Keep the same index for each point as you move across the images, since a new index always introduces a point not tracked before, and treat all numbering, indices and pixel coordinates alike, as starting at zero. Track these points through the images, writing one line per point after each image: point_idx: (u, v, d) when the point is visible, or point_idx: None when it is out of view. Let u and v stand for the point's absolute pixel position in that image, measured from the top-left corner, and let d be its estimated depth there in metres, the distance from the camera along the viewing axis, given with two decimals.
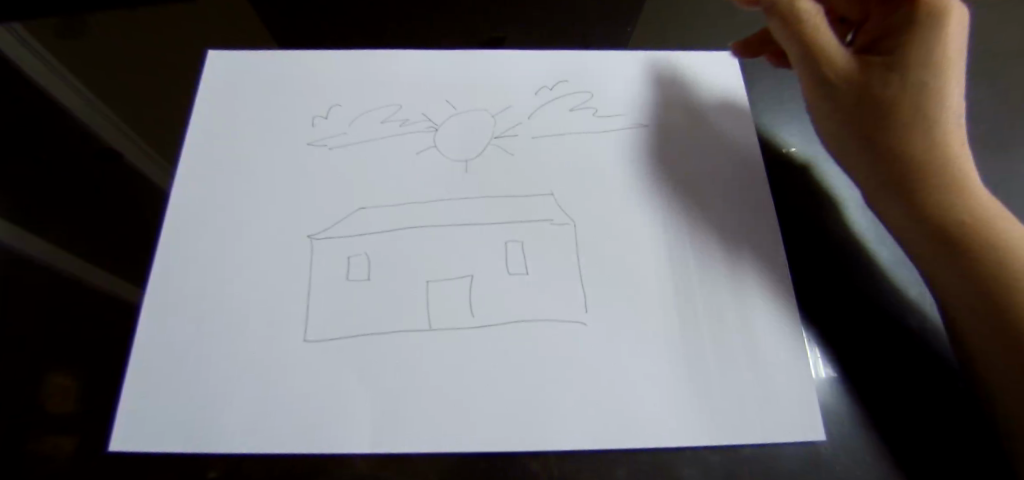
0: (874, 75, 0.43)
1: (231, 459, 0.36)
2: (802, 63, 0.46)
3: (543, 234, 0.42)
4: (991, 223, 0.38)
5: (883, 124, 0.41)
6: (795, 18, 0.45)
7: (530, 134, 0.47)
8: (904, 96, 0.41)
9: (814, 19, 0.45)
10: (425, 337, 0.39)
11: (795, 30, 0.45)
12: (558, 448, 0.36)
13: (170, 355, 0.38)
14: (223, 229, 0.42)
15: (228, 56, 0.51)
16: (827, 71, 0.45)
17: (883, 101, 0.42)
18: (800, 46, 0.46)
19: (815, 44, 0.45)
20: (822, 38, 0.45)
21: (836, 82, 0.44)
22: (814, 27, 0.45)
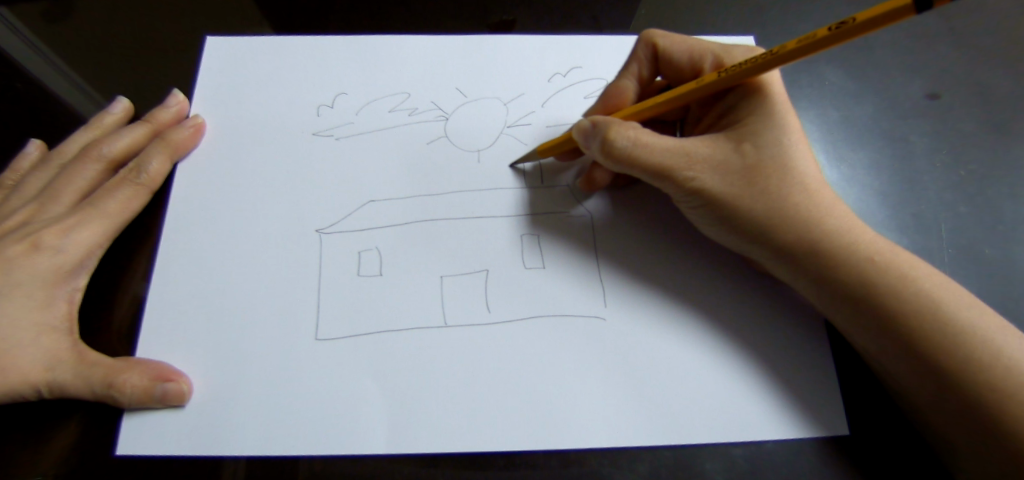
0: (720, 163, 0.37)
1: (240, 465, 0.35)
2: (663, 182, 0.38)
3: (559, 227, 0.41)
4: (896, 271, 0.35)
5: (776, 221, 0.36)
6: (625, 150, 0.37)
7: (543, 123, 0.45)
8: (763, 179, 0.37)
9: (631, 137, 0.37)
10: (441, 334, 0.38)
11: (615, 154, 0.38)
12: (579, 447, 0.35)
13: (178, 355, 0.37)
14: (228, 224, 0.41)
15: (227, 41, 0.48)
16: (699, 167, 0.37)
17: (755, 195, 0.36)
18: (647, 163, 0.37)
19: (638, 161, 0.37)
20: (643, 154, 0.37)
21: (707, 177, 0.37)
22: (631, 151, 0.37)
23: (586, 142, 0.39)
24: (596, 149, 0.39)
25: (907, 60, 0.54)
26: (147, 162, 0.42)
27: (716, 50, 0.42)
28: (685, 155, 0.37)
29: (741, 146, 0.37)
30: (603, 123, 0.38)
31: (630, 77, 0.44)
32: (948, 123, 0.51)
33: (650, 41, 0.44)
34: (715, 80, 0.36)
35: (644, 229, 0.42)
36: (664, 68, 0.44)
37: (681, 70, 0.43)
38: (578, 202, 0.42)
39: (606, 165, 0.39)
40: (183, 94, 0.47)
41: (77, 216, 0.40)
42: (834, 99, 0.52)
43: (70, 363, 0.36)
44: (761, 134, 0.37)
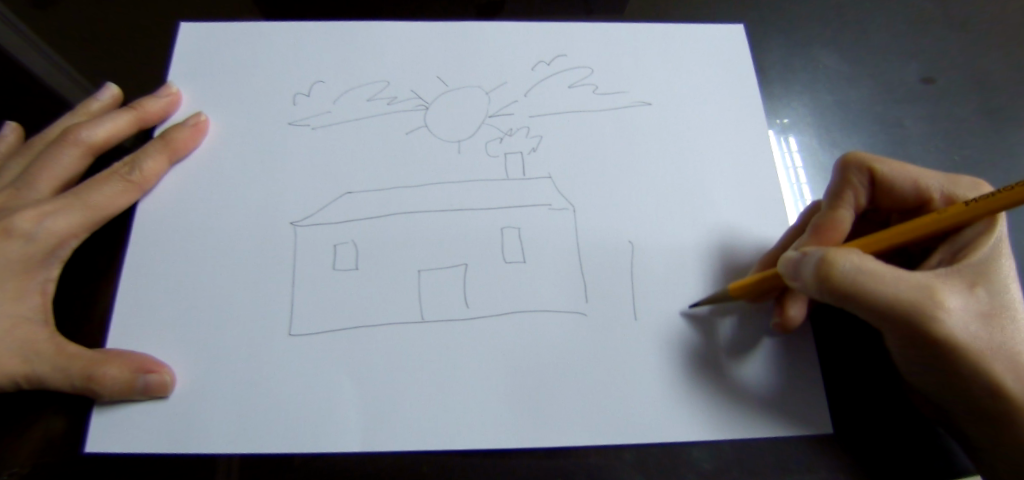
0: (965, 311, 0.31)
1: (233, 462, 0.35)
2: (895, 326, 0.31)
3: (541, 219, 0.40)
4: None
5: (1013, 375, 0.32)
6: (853, 282, 0.30)
7: (526, 113, 0.44)
8: (998, 329, 0.32)
9: (860, 263, 0.31)
10: (418, 329, 0.37)
11: (844, 289, 0.31)
12: (560, 445, 0.34)
13: (155, 346, 0.36)
14: (200, 216, 0.40)
15: (199, 26, 0.47)
16: (950, 313, 0.30)
17: (994, 347, 0.32)
18: (883, 301, 0.30)
19: (871, 297, 0.31)
20: (886, 292, 0.30)
21: (958, 330, 0.31)
22: (859, 283, 0.30)
23: (793, 271, 0.33)
24: (808, 280, 0.32)
25: (900, 43, 0.53)
26: (143, 161, 0.40)
27: (943, 179, 0.37)
28: (933, 292, 0.30)
29: (977, 289, 0.32)
30: (859, 270, 0.30)
31: (846, 206, 0.38)
32: (943, 109, 0.50)
33: (866, 166, 0.37)
34: (960, 212, 0.30)
35: (808, 399, 0.36)
36: (880, 197, 0.38)
37: (903, 201, 0.37)
38: (724, 363, 0.37)
39: (817, 296, 0.32)
40: (178, 86, 0.44)
41: (58, 203, 0.38)
42: (827, 83, 0.51)
43: (49, 354, 0.35)
44: (993, 278, 0.33)
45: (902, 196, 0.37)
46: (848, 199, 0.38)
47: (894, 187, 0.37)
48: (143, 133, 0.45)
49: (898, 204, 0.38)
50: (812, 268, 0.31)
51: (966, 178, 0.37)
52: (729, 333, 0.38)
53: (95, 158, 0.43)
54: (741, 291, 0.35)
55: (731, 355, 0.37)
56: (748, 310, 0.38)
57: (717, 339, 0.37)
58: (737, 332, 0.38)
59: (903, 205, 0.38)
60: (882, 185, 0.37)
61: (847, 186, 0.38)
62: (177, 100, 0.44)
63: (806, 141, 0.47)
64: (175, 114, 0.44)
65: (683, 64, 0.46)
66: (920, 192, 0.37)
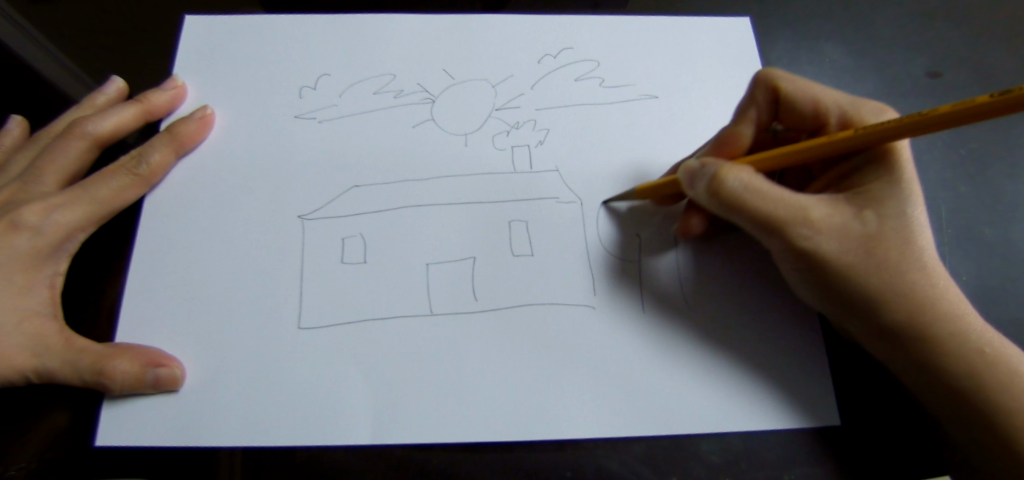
0: (842, 229, 0.33)
1: (236, 454, 0.35)
2: (773, 239, 0.34)
3: (549, 212, 0.40)
4: (940, 311, 0.33)
5: (899, 301, 0.33)
6: (739, 196, 0.33)
7: (533, 106, 0.43)
8: (886, 253, 0.33)
9: (748, 181, 0.33)
10: (428, 323, 0.37)
11: (727, 198, 0.33)
12: (569, 437, 0.35)
13: (164, 341, 0.36)
14: (207, 210, 0.39)
15: (203, 18, 0.46)
16: (820, 229, 0.33)
17: (880, 271, 0.33)
18: (762, 214, 0.33)
19: (752, 213, 0.33)
20: (761, 204, 0.33)
21: (832, 243, 0.33)
22: (743, 197, 0.33)
23: (690, 182, 0.35)
24: (702, 192, 0.35)
25: (907, 37, 0.53)
26: (149, 154, 0.40)
27: (845, 100, 0.37)
28: (806, 213, 0.33)
29: (860, 214, 0.33)
30: (740, 183, 0.33)
31: (749, 123, 0.39)
32: (950, 102, 0.50)
33: (771, 85, 0.38)
34: (845, 138, 0.31)
35: (744, 319, 0.38)
36: (785, 116, 0.39)
37: (803, 121, 0.38)
38: (653, 281, 0.39)
39: (711, 208, 0.35)
40: (182, 80, 0.44)
41: (65, 197, 0.38)
42: (834, 76, 0.51)
43: (59, 348, 0.35)
44: (887, 203, 0.33)
45: (804, 115, 0.38)
46: (752, 114, 0.39)
47: (795, 104, 0.38)
48: (149, 127, 0.44)
49: (801, 124, 0.38)
50: (702, 180, 0.34)
51: (872, 103, 0.36)
52: (669, 270, 0.39)
53: (100, 152, 0.43)
54: (647, 192, 0.38)
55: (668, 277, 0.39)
56: (667, 234, 0.41)
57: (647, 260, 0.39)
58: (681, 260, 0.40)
59: (806, 124, 0.38)
60: (785, 102, 0.38)
61: (752, 103, 0.39)
62: (182, 93, 0.43)
63: None
64: (180, 107, 0.43)
65: (690, 57, 0.46)
66: (821, 113, 0.37)
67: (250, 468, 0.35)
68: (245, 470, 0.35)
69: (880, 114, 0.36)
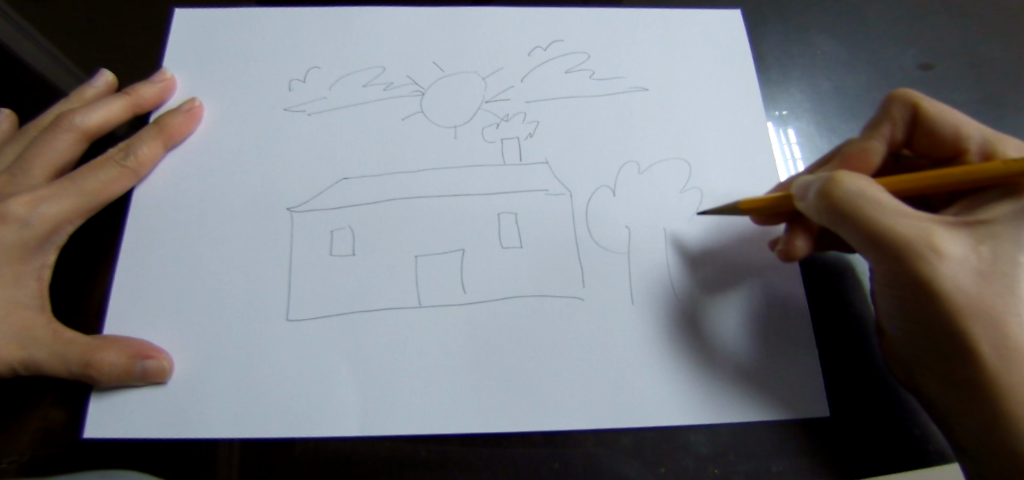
0: (968, 267, 0.30)
1: (233, 448, 0.35)
2: (881, 256, 0.31)
3: (538, 204, 0.40)
4: None
5: (1017, 358, 0.29)
6: (849, 198, 0.31)
7: (523, 98, 0.43)
8: (1012, 302, 0.29)
9: (864, 190, 0.31)
10: (415, 315, 0.37)
11: (840, 203, 0.32)
12: (559, 429, 0.35)
13: (152, 333, 0.36)
14: (196, 202, 0.39)
15: (191, 11, 0.46)
16: (943, 260, 0.29)
17: (999, 319, 0.29)
18: (873, 224, 0.31)
19: (863, 220, 0.31)
20: (874, 214, 0.31)
21: (952, 277, 0.29)
22: (855, 202, 0.31)
23: (801, 193, 0.34)
24: (813, 197, 0.33)
25: (899, 29, 0.53)
26: (138, 146, 0.40)
27: (988, 134, 0.36)
28: (928, 233, 0.30)
29: (982, 246, 0.30)
30: (849, 187, 0.32)
31: (881, 140, 0.39)
32: (942, 94, 0.49)
33: (910, 101, 0.38)
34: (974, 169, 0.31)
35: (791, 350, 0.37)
36: (919, 140, 0.38)
37: (937, 144, 0.38)
38: (713, 322, 0.37)
39: (819, 217, 0.33)
40: (172, 72, 0.44)
41: (52, 189, 0.38)
42: (825, 69, 0.51)
43: (47, 340, 0.35)
44: (1019, 249, 0.30)
45: (941, 140, 0.37)
46: (885, 132, 0.39)
47: (934, 126, 0.37)
48: (139, 120, 0.44)
49: (934, 150, 0.38)
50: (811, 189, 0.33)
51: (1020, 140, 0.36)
52: (726, 320, 0.38)
53: (89, 144, 0.42)
54: (755, 207, 0.36)
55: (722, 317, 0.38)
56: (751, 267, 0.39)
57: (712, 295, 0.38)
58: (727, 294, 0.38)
59: (942, 152, 0.38)
60: (922, 125, 0.38)
61: (887, 119, 0.39)
62: (171, 85, 0.43)
63: (804, 128, 0.47)
64: (169, 100, 0.43)
65: (681, 50, 0.46)
66: (959, 140, 0.37)
67: (246, 461, 0.35)
68: (233, 462, 0.35)
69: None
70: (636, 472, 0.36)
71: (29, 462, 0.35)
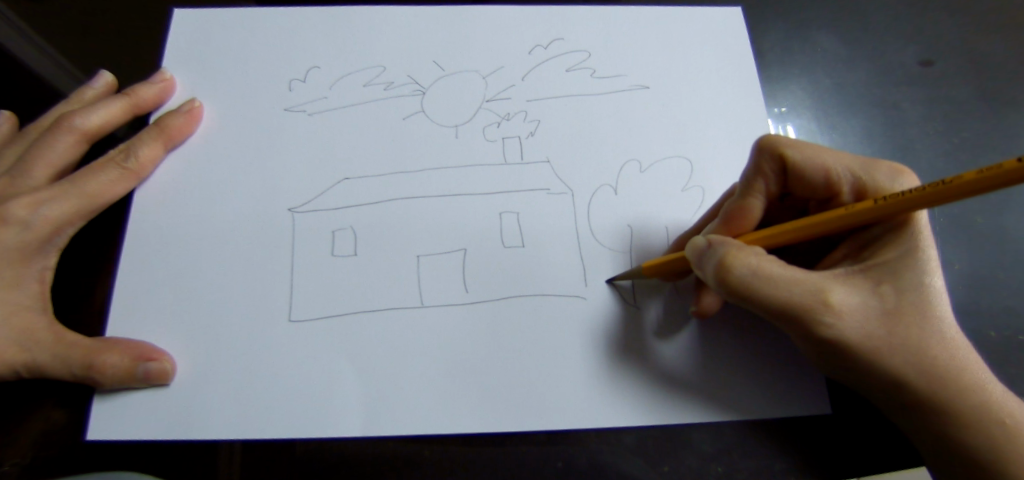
0: (863, 309, 0.29)
1: (239, 448, 0.35)
2: (789, 325, 0.30)
3: (539, 203, 0.40)
4: (958, 382, 0.31)
5: (916, 370, 0.30)
6: (747, 283, 0.29)
7: (523, 97, 0.43)
8: (904, 325, 0.30)
9: (758, 267, 0.29)
10: (419, 314, 0.37)
11: (735, 288, 0.30)
12: (561, 427, 0.35)
13: (155, 334, 0.36)
14: (197, 203, 0.39)
15: (191, 12, 0.46)
16: (842, 314, 0.29)
17: (894, 344, 0.30)
18: (773, 305, 0.29)
19: (766, 303, 0.30)
20: (773, 291, 0.29)
21: (852, 331, 0.29)
22: (752, 285, 0.29)
23: (698, 261, 0.32)
24: (709, 275, 0.31)
25: (900, 26, 0.52)
26: (138, 148, 0.40)
27: (857, 166, 0.33)
28: (826, 295, 0.29)
29: (879, 286, 0.30)
30: (742, 273, 0.29)
31: (759, 194, 0.35)
32: (942, 91, 0.49)
33: (778, 152, 0.34)
34: (867, 209, 0.28)
35: (726, 371, 0.36)
36: (792, 185, 0.35)
37: (814, 192, 0.35)
38: (648, 344, 0.37)
39: (720, 295, 0.31)
40: (171, 73, 0.44)
41: (54, 191, 0.38)
42: (826, 66, 0.51)
43: (49, 342, 0.35)
44: (905, 274, 0.30)
45: (814, 185, 0.34)
46: (761, 186, 0.35)
47: (806, 174, 0.34)
48: (138, 121, 0.44)
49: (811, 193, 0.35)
50: (712, 261, 0.30)
51: (887, 165, 0.33)
52: (657, 319, 0.37)
53: (90, 145, 0.42)
54: (655, 270, 0.35)
55: (657, 335, 0.37)
56: (670, 288, 0.38)
57: (644, 319, 0.37)
58: (662, 318, 0.37)
59: (816, 193, 0.35)
60: (793, 172, 0.34)
61: (759, 174, 0.35)
62: (171, 86, 0.43)
63: (805, 125, 0.47)
64: (169, 100, 0.43)
65: (681, 48, 0.45)
66: (832, 181, 0.33)
67: (253, 461, 0.35)
68: (238, 462, 0.35)
69: (893, 178, 0.33)
70: (639, 470, 0.36)
71: (34, 464, 0.35)
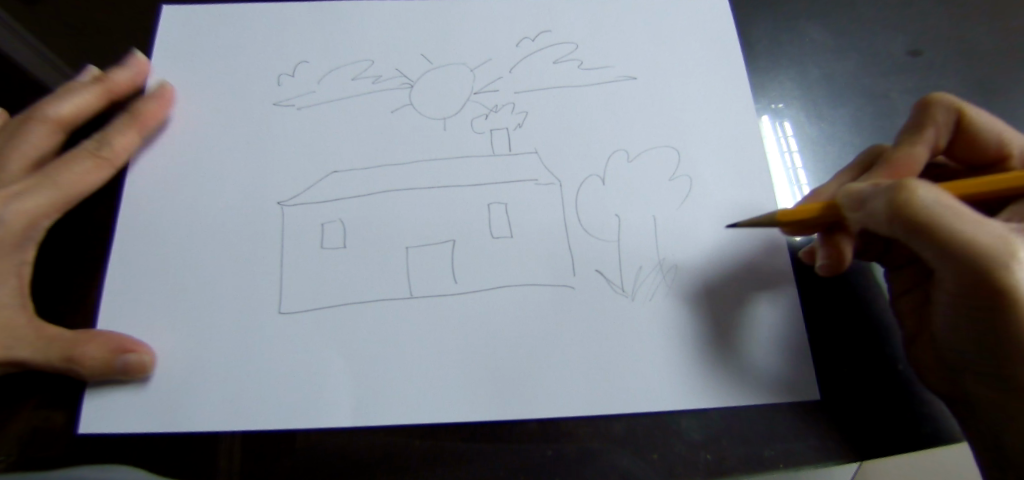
0: None
1: (235, 439, 0.35)
2: (929, 231, 0.28)
3: (527, 194, 0.40)
4: None
5: None
6: (937, 212, 0.27)
7: (511, 89, 0.43)
8: None
9: (942, 198, 0.28)
10: (408, 305, 0.37)
11: (915, 219, 0.28)
12: (548, 414, 0.35)
13: (144, 328, 0.36)
14: (186, 198, 0.39)
15: (179, 10, 0.46)
16: (1017, 263, 0.27)
17: None
18: (957, 238, 0.27)
19: (953, 238, 0.28)
20: (966, 229, 0.27)
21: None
22: (941, 213, 0.27)
23: (872, 201, 0.30)
24: (882, 211, 0.29)
25: (887, 16, 0.53)
26: (113, 137, 0.40)
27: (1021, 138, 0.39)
28: (1013, 242, 0.27)
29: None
30: (945, 200, 0.28)
31: (924, 144, 0.38)
32: (930, 80, 0.50)
33: (957, 107, 0.38)
34: None
35: (759, 366, 0.37)
36: (957, 142, 0.39)
37: (972, 148, 0.39)
38: (679, 357, 0.36)
39: (887, 224, 0.29)
40: (141, 55, 0.44)
41: (28, 184, 0.38)
42: (813, 56, 0.51)
43: (30, 339, 0.34)
44: None
45: (987, 149, 0.38)
46: (929, 137, 0.38)
47: (980, 131, 0.38)
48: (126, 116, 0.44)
49: (974, 157, 0.39)
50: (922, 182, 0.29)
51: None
52: (705, 322, 0.37)
53: (65, 136, 0.42)
54: (795, 217, 0.35)
55: (706, 323, 0.37)
56: (709, 306, 0.38)
57: (704, 301, 0.38)
58: (708, 319, 0.37)
59: (976, 154, 0.39)
60: (971, 131, 0.38)
61: (927, 124, 0.38)
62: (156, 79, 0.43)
63: (793, 115, 0.47)
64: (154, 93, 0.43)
65: (668, 39, 0.46)
66: (1003, 146, 0.38)
67: (249, 453, 0.35)
68: (236, 454, 0.35)
69: None
70: (629, 458, 0.36)
71: (22, 460, 0.35)
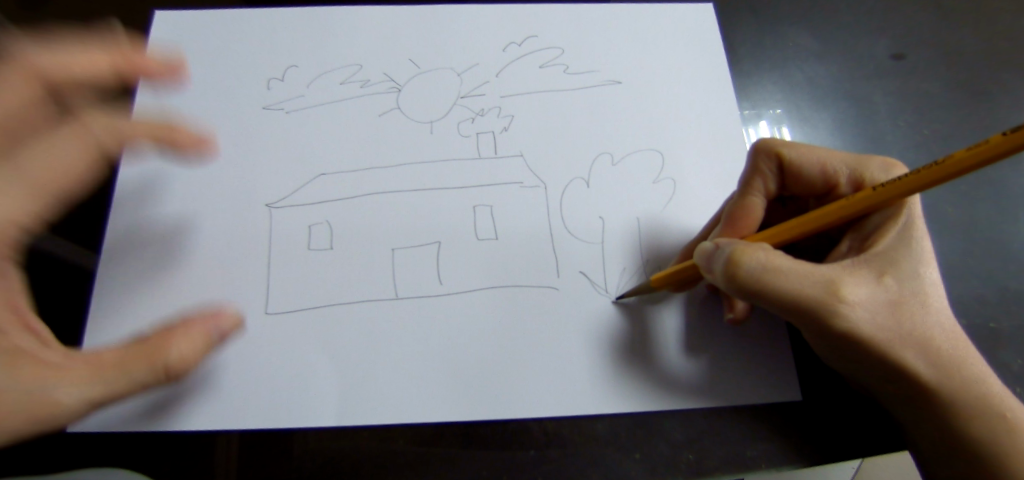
0: (867, 298, 0.29)
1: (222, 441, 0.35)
2: (763, 292, 0.30)
3: (513, 196, 0.40)
4: (962, 372, 0.31)
5: (917, 352, 0.30)
6: (761, 277, 0.30)
7: (497, 93, 0.44)
8: (904, 313, 0.30)
9: (768, 261, 0.30)
10: (393, 306, 0.37)
11: (745, 284, 0.30)
12: (534, 415, 0.35)
13: (132, 330, 0.37)
14: (177, 201, 0.40)
15: (170, 15, 0.47)
16: (845, 307, 0.29)
17: (895, 331, 0.30)
18: (783, 296, 0.30)
19: (781, 294, 0.30)
20: (789, 285, 0.29)
21: (862, 317, 0.29)
22: (765, 278, 0.30)
23: (707, 264, 0.32)
24: (720, 276, 0.31)
25: (871, 21, 0.53)
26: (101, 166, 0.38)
27: (850, 160, 0.35)
28: (839, 288, 0.29)
29: (886, 278, 0.30)
30: (767, 264, 0.30)
31: (758, 194, 0.36)
32: (913, 84, 0.50)
33: (773, 151, 0.36)
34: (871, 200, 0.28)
35: (740, 365, 0.37)
36: (791, 183, 0.37)
37: (812, 185, 0.36)
38: (660, 357, 0.37)
39: (727, 290, 0.32)
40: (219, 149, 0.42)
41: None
42: (798, 61, 0.51)
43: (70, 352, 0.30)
44: (903, 264, 0.31)
45: (814, 181, 0.36)
46: (760, 185, 0.36)
47: (801, 171, 0.36)
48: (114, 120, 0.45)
49: (809, 189, 0.36)
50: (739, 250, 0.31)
51: (878, 159, 0.35)
52: (671, 330, 0.38)
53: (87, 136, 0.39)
54: (662, 282, 0.35)
55: (672, 333, 0.37)
56: (690, 306, 0.38)
57: (657, 315, 0.38)
58: (673, 328, 0.38)
59: (813, 189, 0.36)
60: (792, 171, 0.36)
61: (756, 173, 0.36)
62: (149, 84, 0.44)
63: (777, 119, 0.48)
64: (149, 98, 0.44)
65: (653, 44, 0.46)
66: (828, 175, 0.35)
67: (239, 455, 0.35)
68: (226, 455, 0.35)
69: (886, 170, 0.35)
70: (614, 457, 0.36)
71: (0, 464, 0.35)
